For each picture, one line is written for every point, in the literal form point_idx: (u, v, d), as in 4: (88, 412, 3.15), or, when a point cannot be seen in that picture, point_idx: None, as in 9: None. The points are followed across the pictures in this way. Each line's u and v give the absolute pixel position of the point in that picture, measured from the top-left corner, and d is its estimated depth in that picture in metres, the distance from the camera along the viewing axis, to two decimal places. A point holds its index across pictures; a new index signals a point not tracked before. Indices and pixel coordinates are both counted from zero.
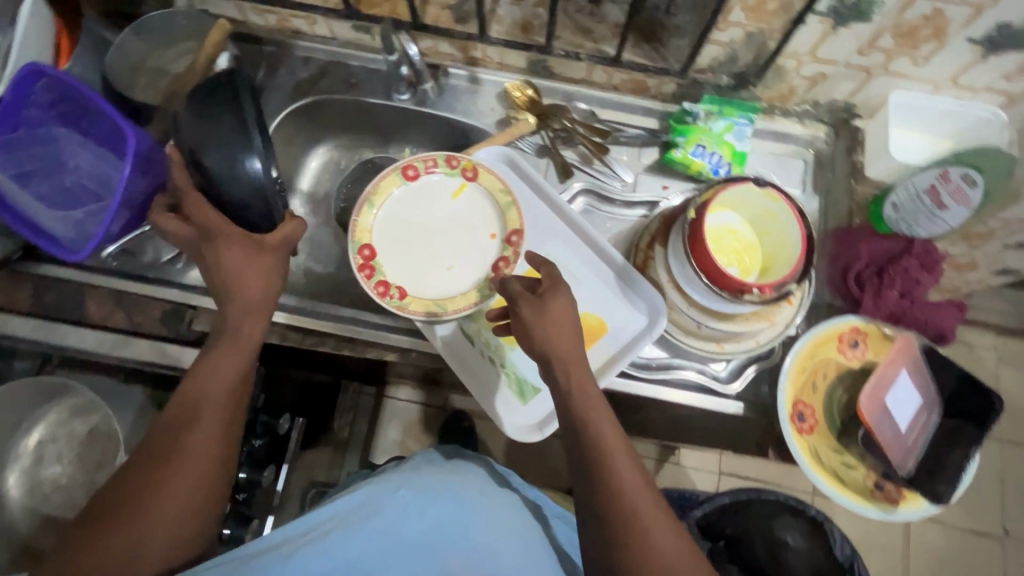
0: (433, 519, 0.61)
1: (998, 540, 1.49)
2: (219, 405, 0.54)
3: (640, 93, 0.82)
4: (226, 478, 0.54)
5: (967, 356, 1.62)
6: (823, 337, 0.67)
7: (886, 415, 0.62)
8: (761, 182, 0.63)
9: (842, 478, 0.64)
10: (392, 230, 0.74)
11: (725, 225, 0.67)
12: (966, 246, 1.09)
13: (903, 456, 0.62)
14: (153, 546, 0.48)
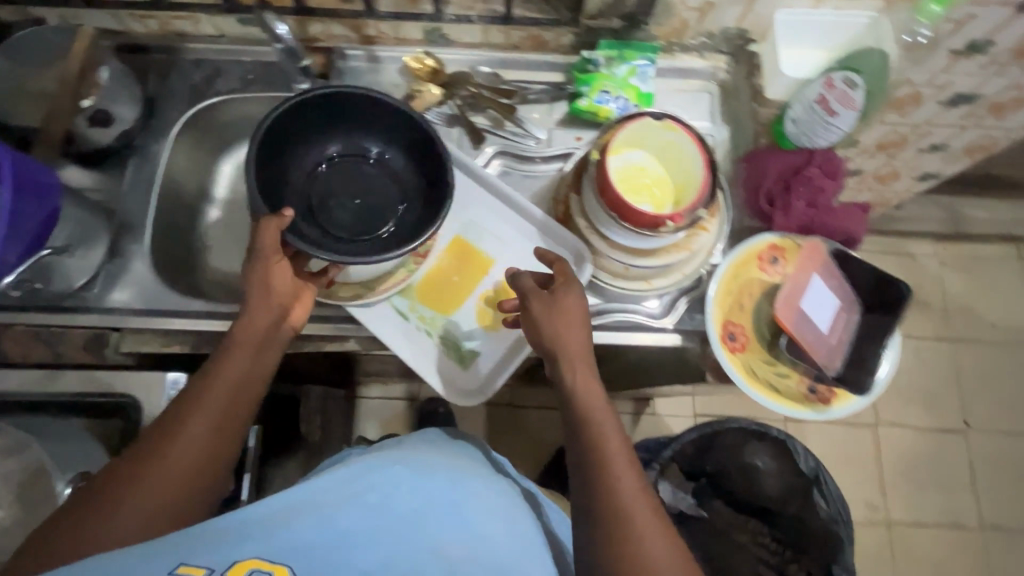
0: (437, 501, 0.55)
1: (957, 430, 1.58)
2: (212, 413, 0.56)
3: (540, 48, 0.82)
4: (221, 468, 0.56)
5: (910, 266, 1.69)
6: (744, 258, 0.69)
7: (805, 319, 0.64)
8: (656, 115, 0.65)
9: (777, 387, 0.66)
10: (310, 220, 0.73)
11: (633, 163, 0.67)
12: (883, 158, 1.13)
13: (830, 355, 0.65)
14: (139, 514, 0.51)
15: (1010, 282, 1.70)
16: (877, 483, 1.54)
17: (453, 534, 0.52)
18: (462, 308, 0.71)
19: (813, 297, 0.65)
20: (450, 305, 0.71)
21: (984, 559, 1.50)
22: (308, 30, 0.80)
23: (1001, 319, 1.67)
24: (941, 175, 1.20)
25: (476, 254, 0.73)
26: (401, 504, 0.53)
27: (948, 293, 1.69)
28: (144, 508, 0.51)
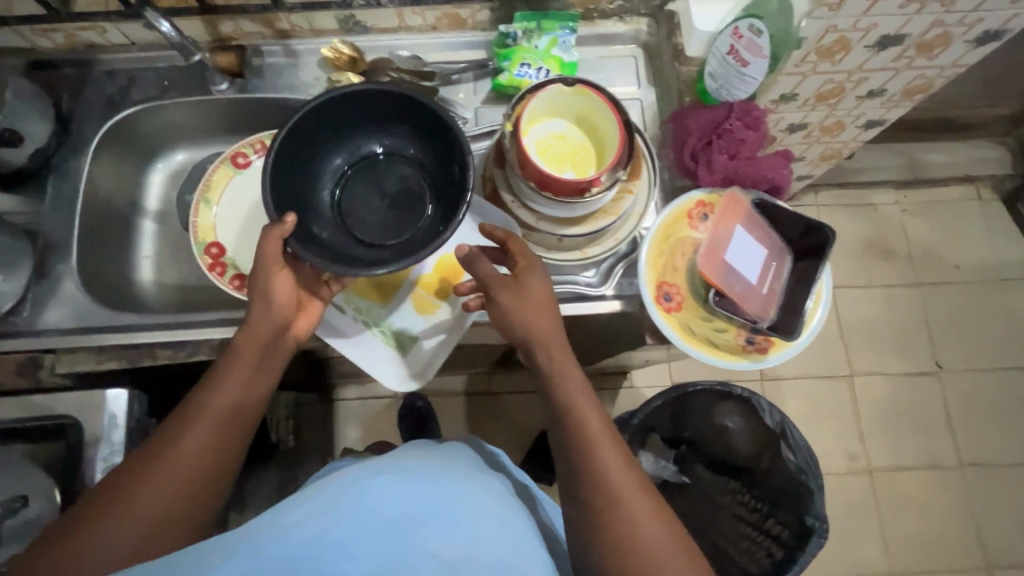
0: (425, 504, 0.57)
1: (931, 374, 1.60)
2: (212, 428, 0.59)
3: (459, 27, 0.81)
4: (217, 476, 0.59)
5: (873, 217, 1.70)
6: (674, 216, 0.70)
7: (728, 270, 0.67)
8: (567, 80, 0.65)
9: (715, 342, 0.67)
10: (234, 222, 0.72)
11: (552, 133, 0.68)
12: (825, 109, 1.13)
13: (759, 304, 0.68)
14: (142, 515, 0.54)
15: (972, 223, 1.71)
16: (856, 432, 1.56)
17: (440, 536, 0.54)
18: (396, 296, 0.73)
19: (737, 250, 0.68)
20: (386, 296, 0.73)
21: (966, 497, 1.52)
22: (219, 29, 0.78)
23: (965, 260, 1.68)
24: (886, 122, 1.21)
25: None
26: (381, 515, 0.54)
27: (912, 239, 1.70)
28: (145, 517, 0.54)
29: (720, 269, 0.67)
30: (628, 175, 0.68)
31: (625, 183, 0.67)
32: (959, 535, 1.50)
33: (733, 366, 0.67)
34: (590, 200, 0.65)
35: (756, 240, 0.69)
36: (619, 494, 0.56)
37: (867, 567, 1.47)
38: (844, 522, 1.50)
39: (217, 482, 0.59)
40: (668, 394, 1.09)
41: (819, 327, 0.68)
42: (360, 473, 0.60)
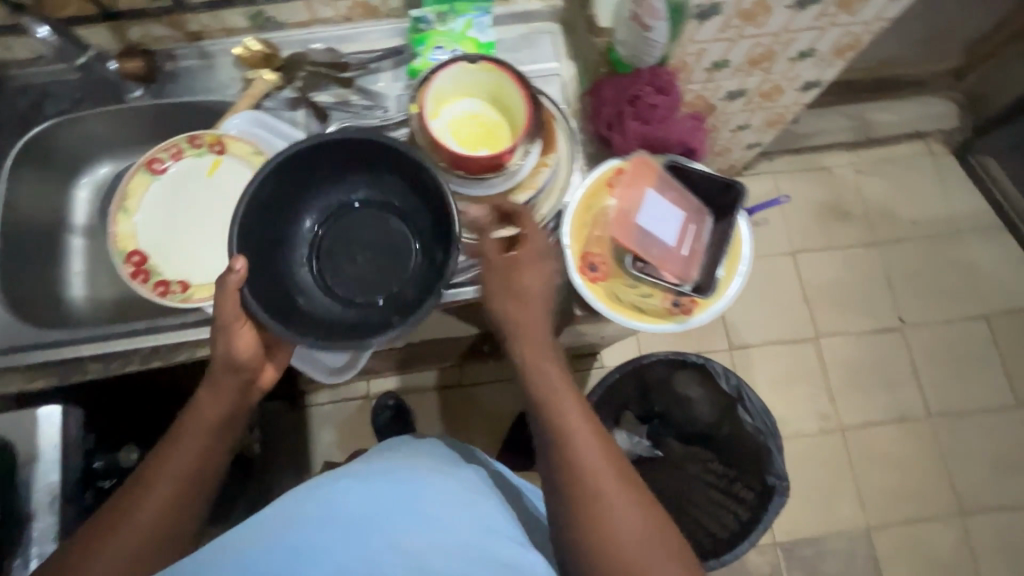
0: (394, 502, 0.59)
1: (895, 330, 1.62)
2: (187, 463, 0.60)
3: (374, 16, 0.80)
4: (194, 507, 0.60)
5: (830, 181, 1.72)
6: (595, 186, 0.70)
7: (644, 233, 0.68)
8: (471, 57, 0.65)
9: (641, 307, 0.69)
10: (154, 229, 0.71)
11: (465, 112, 0.67)
12: (760, 74, 1.14)
13: (681, 264, 0.69)
14: (118, 554, 0.55)
15: (925, 178, 1.73)
16: (826, 393, 1.57)
17: (406, 530, 0.57)
18: None
19: (652, 213, 0.68)
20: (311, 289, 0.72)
21: (936, 446, 1.55)
22: (127, 35, 0.77)
23: (921, 216, 1.70)
24: (823, 83, 1.21)
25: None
26: (342, 511, 0.57)
27: (868, 199, 1.72)
28: (131, 544, 0.55)
29: (634, 233, 0.68)
30: (545, 148, 0.67)
31: (541, 157, 0.67)
32: (933, 485, 1.53)
33: (660, 330, 0.68)
34: (505, 176, 0.65)
35: (672, 204, 0.70)
36: (599, 478, 0.55)
37: (844, 523, 1.49)
38: (819, 481, 1.52)
39: (194, 513, 0.60)
40: (626, 367, 1.10)
41: (738, 286, 0.69)
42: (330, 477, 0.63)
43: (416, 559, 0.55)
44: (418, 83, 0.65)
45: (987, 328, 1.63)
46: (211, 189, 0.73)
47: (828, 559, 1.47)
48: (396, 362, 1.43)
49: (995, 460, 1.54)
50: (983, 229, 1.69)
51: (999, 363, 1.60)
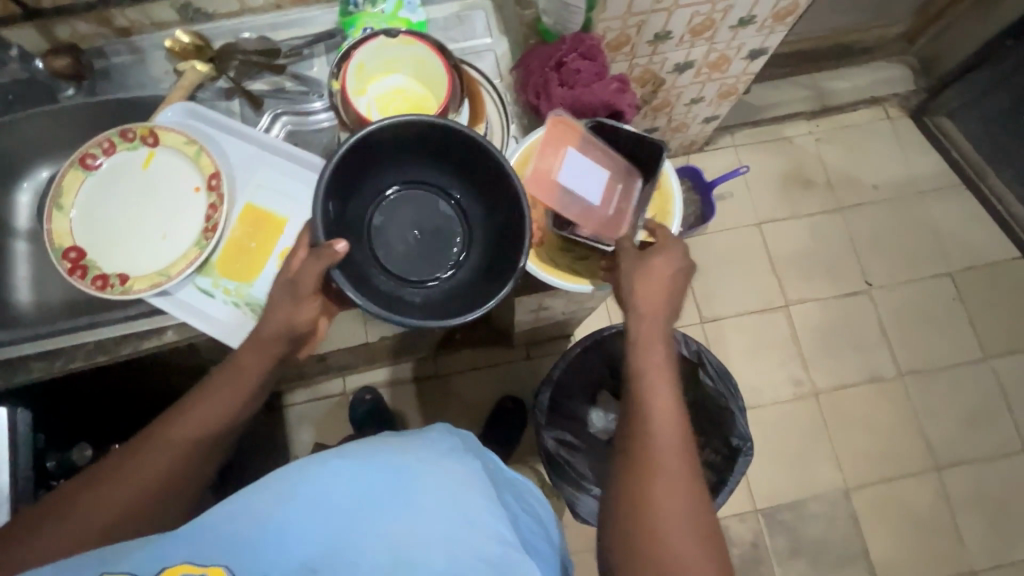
0: (378, 487, 0.52)
1: (862, 293, 1.64)
2: (184, 434, 0.64)
3: (303, 2, 0.81)
4: (181, 479, 0.63)
5: (790, 150, 1.73)
6: (524, 155, 0.73)
7: (562, 192, 0.70)
8: (390, 32, 0.66)
9: (574, 268, 0.75)
10: (91, 224, 0.72)
11: (391, 87, 0.68)
12: (703, 44, 1.15)
13: (601, 223, 0.72)
14: (106, 503, 0.59)
15: (885, 142, 1.75)
16: (798, 359, 1.59)
17: (395, 512, 0.51)
18: (263, 274, 0.73)
19: (573, 172, 0.70)
20: (251, 272, 0.73)
21: (908, 404, 1.57)
22: (55, 34, 0.77)
23: (882, 180, 1.72)
24: (769, 50, 1.22)
25: (269, 215, 0.74)
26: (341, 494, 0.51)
27: (829, 166, 1.73)
28: (118, 499, 0.59)
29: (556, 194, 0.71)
30: (471, 123, 0.72)
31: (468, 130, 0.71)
32: (907, 443, 1.55)
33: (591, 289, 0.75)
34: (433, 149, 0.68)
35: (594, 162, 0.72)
36: (649, 439, 0.60)
37: (823, 486, 1.51)
38: (797, 446, 1.54)
39: (180, 486, 0.63)
40: (589, 339, 1.12)
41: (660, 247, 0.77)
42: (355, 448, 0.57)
43: (393, 547, 0.49)
44: (339, 59, 0.65)
45: (952, 285, 1.65)
46: (147, 182, 0.74)
47: (809, 522, 1.49)
48: (369, 355, 1.43)
49: (966, 414, 1.57)
50: (943, 189, 1.72)
51: (965, 319, 1.63)
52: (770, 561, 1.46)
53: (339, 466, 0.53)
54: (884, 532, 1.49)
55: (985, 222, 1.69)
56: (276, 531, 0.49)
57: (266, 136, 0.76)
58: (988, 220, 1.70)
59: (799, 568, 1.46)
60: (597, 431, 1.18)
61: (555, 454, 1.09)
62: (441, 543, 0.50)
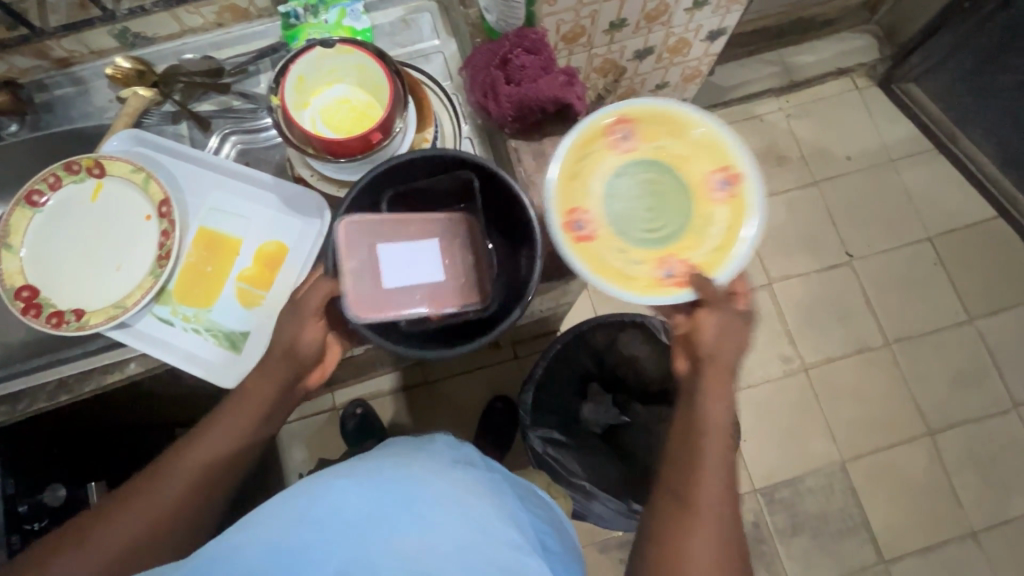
0: (388, 496, 0.50)
1: (844, 265, 1.64)
2: (199, 459, 0.64)
3: (245, 18, 0.80)
4: (196, 501, 0.63)
5: (762, 129, 1.73)
6: (586, 137, 0.67)
7: (403, 294, 0.60)
8: (328, 42, 0.65)
9: (628, 273, 0.64)
10: (44, 262, 0.73)
11: (335, 98, 0.67)
12: (660, 29, 1.13)
13: (458, 292, 0.63)
14: (124, 523, 0.60)
15: (855, 113, 1.75)
16: (785, 336, 1.59)
17: (408, 528, 0.49)
18: (222, 295, 0.73)
19: (393, 271, 0.61)
20: (209, 297, 0.73)
21: (897, 372, 1.58)
22: None
23: (855, 150, 1.72)
24: (728, 30, 1.21)
25: (223, 237, 0.74)
26: (351, 510, 0.49)
27: (803, 142, 1.73)
28: (132, 523, 0.60)
29: (391, 300, 0.60)
30: (421, 126, 0.71)
31: (419, 135, 0.71)
32: (900, 411, 1.55)
33: (649, 298, 0.63)
34: (384, 156, 0.67)
35: (405, 240, 0.62)
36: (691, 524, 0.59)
37: (819, 461, 1.51)
38: (790, 424, 1.54)
39: (194, 509, 0.63)
40: (569, 335, 1.10)
41: (747, 252, 0.64)
42: (369, 466, 0.54)
43: (408, 565, 0.47)
44: (277, 72, 0.64)
45: (932, 250, 1.66)
46: (98, 215, 0.74)
47: (808, 498, 1.49)
48: (355, 369, 1.42)
49: (954, 377, 1.57)
50: (917, 154, 1.72)
51: (948, 283, 1.64)
52: (772, 539, 1.46)
53: (346, 484, 0.51)
54: (883, 501, 1.49)
55: (960, 185, 1.70)
56: (289, 551, 0.47)
57: (214, 157, 0.75)
58: (963, 181, 1.70)
59: (802, 545, 1.46)
60: (590, 422, 1.20)
61: (544, 454, 1.08)
62: (456, 556, 0.48)
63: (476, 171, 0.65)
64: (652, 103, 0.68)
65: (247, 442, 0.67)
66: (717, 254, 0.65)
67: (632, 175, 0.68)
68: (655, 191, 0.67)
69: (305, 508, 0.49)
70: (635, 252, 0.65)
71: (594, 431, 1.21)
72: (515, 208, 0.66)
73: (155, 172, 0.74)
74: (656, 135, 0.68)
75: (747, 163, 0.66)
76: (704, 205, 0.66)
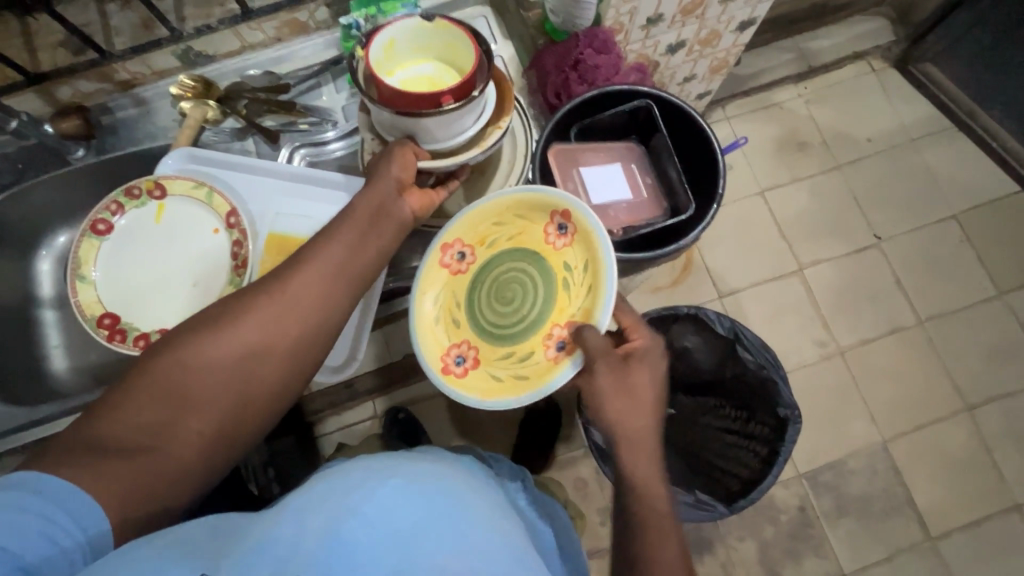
0: (437, 506, 0.48)
1: (873, 247, 1.65)
2: (239, 343, 0.56)
3: (304, 32, 0.81)
4: (228, 390, 0.56)
5: (782, 116, 1.74)
6: (430, 271, 0.80)
7: (605, 208, 0.81)
8: (428, 16, 0.67)
9: (527, 372, 0.75)
10: (119, 288, 0.73)
11: (418, 74, 0.69)
12: (694, 22, 1.14)
13: (645, 204, 0.83)
14: (148, 398, 0.53)
15: (873, 96, 1.76)
16: (819, 320, 1.60)
17: (451, 543, 0.46)
18: None
19: (598, 186, 0.83)
20: None
21: (931, 350, 1.59)
22: (57, 97, 0.76)
23: (875, 133, 1.73)
24: (758, 19, 1.21)
25: (294, 239, 0.73)
26: (404, 516, 0.46)
27: (823, 127, 1.74)
28: (158, 396, 0.53)
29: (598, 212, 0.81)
30: (497, 116, 0.71)
31: (492, 122, 0.71)
32: (937, 390, 1.56)
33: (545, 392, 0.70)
34: (452, 131, 0.68)
35: (601, 164, 0.84)
36: None
37: (859, 443, 1.52)
38: (831, 406, 1.55)
39: (224, 397, 0.55)
40: None
41: (609, 279, 0.69)
42: (412, 472, 0.51)
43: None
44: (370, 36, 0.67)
45: (958, 227, 1.67)
46: (165, 235, 0.75)
47: (851, 479, 1.50)
48: (395, 374, 1.43)
49: (988, 352, 1.59)
50: (937, 133, 1.73)
51: (976, 259, 1.65)
52: (818, 522, 1.47)
53: (395, 485, 0.48)
54: (926, 478, 1.50)
55: (981, 162, 1.71)
56: (341, 543, 0.43)
57: (272, 163, 0.75)
58: (984, 157, 1.72)
59: (848, 526, 1.47)
60: None
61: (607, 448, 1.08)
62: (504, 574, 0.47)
63: (651, 100, 0.80)
64: (478, 223, 0.79)
65: (297, 332, 0.58)
66: (589, 299, 0.72)
67: (490, 292, 0.81)
68: (514, 289, 0.80)
69: (359, 501, 0.46)
70: (532, 344, 0.77)
71: None
72: (689, 125, 0.82)
73: (215, 185, 0.74)
74: (487, 238, 0.80)
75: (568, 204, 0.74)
76: (560, 255, 0.77)
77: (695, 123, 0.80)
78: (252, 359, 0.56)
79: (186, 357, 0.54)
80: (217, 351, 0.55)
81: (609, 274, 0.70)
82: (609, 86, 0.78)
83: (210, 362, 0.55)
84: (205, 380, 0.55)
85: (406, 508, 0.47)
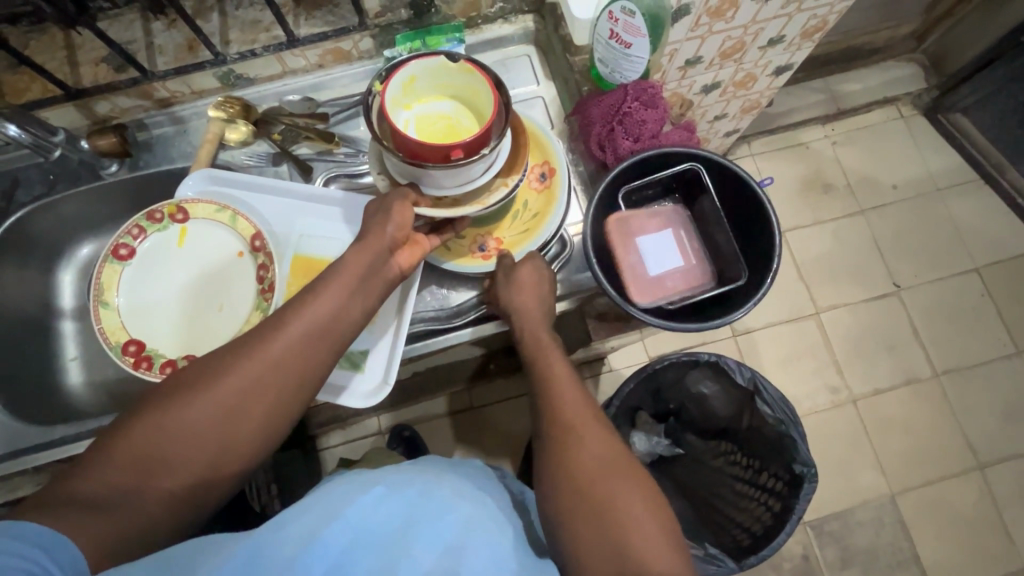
0: (414, 512, 0.50)
1: (892, 295, 1.63)
2: (222, 399, 0.51)
3: (346, 60, 0.81)
4: (206, 450, 0.51)
5: (807, 156, 1.73)
6: None
7: (662, 278, 0.82)
8: (452, 56, 0.63)
9: (451, 249, 0.78)
10: (142, 315, 0.71)
11: (437, 111, 0.67)
12: (732, 66, 1.12)
13: (697, 270, 0.85)
14: (120, 457, 0.48)
15: (900, 143, 1.75)
16: (834, 365, 1.58)
17: (430, 551, 0.48)
18: None
19: (653, 256, 0.83)
20: None
21: (945, 404, 1.57)
22: (95, 110, 0.76)
23: (901, 180, 1.72)
24: (794, 65, 1.20)
25: (319, 260, 0.72)
26: (379, 520, 0.48)
27: (848, 170, 1.73)
28: (129, 457, 0.48)
29: (653, 284, 0.81)
30: (509, 170, 0.68)
31: (499, 178, 0.67)
32: (948, 445, 1.54)
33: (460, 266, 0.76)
34: (459, 181, 0.64)
35: (654, 233, 0.85)
36: None
37: (869, 494, 1.50)
38: (840, 455, 1.53)
39: (201, 457, 0.50)
40: (641, 373, 1.10)
41: (546, 232, 0.75)
42: (395, 478, 0.53)
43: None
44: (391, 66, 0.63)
45: (979, 281, 1.65)
46: (188, 259, 0.74)
47: (857, 531, 1.48)
48: (404, 392, 1.41)
49: (1003, 411, 1.57)
50: (962, 185, 1.72)
51: (996, 316, 1.63)
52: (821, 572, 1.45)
53: (378, 494, 0.50)
54: (933, 534, 1.48)
55: (1006, 217, 1.70)
56: (318, 547, 0.44)
57: (300, 185, 0.74)
58: (1008, 212, 1.70)
59: None
60: (642, 454, 1.24)
61: None
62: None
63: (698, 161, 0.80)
64: None
65: (283, 390, 0.53)
66: (520, 234, 0.78)
67: None
68: None
69: (341, 506, 0.48)
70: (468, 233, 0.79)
71: (645, 460, 1.24)
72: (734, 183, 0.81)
73: (240, 209, 0.73)
74: None
75: (557, 158, 0.77)
76: (527, 191, 0.79)
77: (740, 181, 0.79)
78: (232, 420, 0.51)
79: (162, 415, 0.50)
80: (197, 409, 0.50)
81: (546, 230, 0.76)
82: (655, 147, 0.78)
83: (192, 422, 0.50)
84: (182, 440, 0.50)
85: (384, 512, 0.49)
